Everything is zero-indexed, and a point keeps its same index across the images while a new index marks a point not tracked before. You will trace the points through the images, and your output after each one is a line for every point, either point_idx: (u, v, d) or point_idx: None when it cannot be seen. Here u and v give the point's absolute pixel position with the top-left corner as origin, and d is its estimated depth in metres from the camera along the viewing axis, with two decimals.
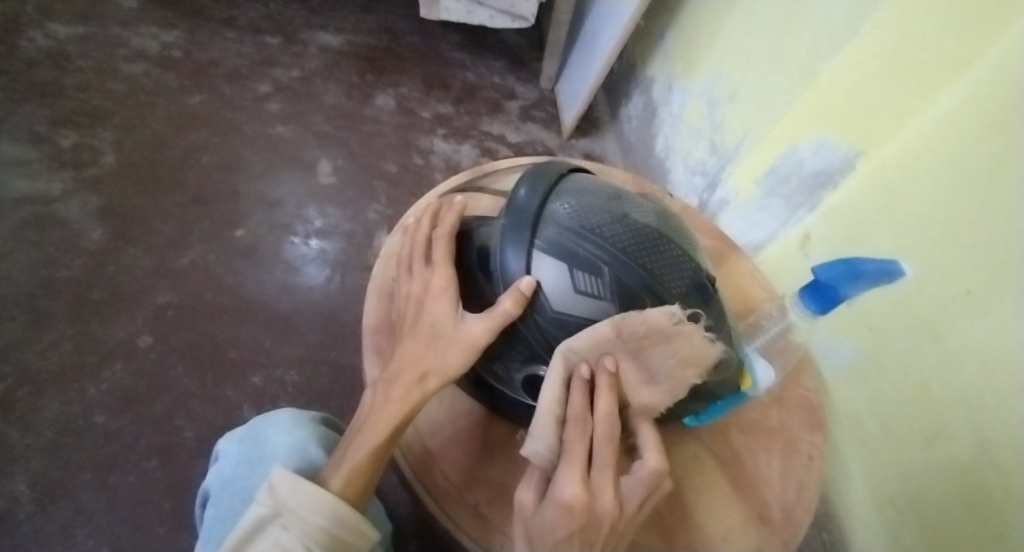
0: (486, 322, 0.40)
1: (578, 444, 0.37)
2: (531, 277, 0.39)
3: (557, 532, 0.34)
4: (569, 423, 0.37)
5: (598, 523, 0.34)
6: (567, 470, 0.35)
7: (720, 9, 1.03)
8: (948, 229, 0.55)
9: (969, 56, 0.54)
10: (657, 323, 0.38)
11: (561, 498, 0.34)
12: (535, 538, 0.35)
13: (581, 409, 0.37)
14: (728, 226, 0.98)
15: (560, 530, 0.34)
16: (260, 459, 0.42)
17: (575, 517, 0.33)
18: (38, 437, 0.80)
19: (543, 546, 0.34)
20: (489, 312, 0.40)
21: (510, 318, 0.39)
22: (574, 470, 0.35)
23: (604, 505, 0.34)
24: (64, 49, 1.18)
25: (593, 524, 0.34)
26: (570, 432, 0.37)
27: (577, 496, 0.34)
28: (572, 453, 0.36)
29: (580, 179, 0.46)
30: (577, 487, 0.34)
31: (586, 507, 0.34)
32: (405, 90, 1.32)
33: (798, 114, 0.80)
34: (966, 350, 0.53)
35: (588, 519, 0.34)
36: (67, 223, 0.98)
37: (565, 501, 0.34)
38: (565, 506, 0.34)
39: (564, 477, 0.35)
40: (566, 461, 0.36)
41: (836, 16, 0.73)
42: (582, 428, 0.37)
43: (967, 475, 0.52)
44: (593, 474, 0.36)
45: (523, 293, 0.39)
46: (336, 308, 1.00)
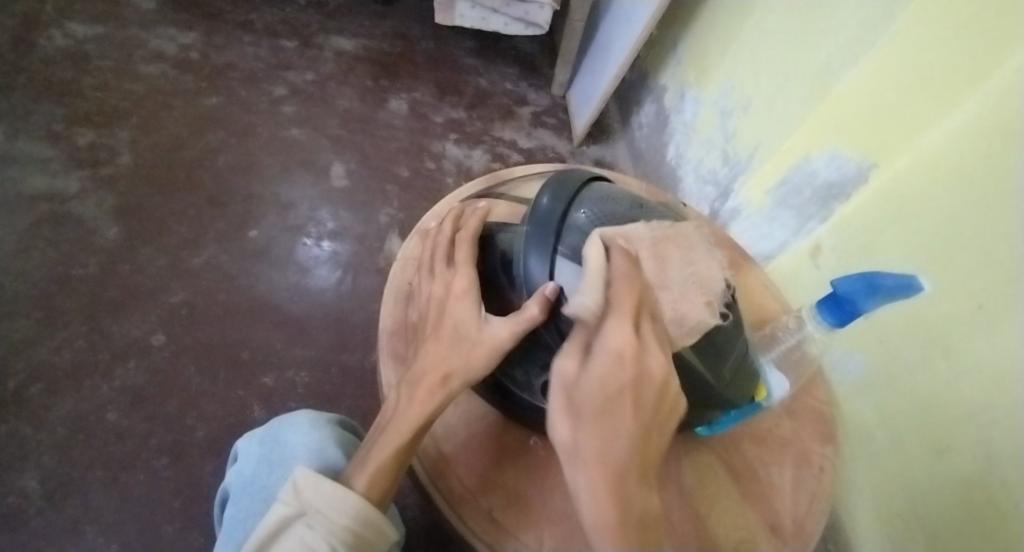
0: (510, 325, 0.40)
1: (627, 300, 0.37)
2: (553, 282, 0.39)
3: (607, 388, 0.35)
4: (617, 281, 0.37)
5: (647, 383, 0.36)
6: (615, 325, 0.36)
7: (734, 19, 1.04)
8: (960, 243, 0.55)
9: (983, 71, 0.54)
10: (682, 233, 0.43)
11: (607, 352, 0.36)
12: (589, 390, 0.35)
13: (628, 270, 0.37)
14: (739, 235, 0.98)
15: (611, 384, 0.35)
16: (280, 459, 0.42)
17: (625, 370, 0.35)
18: (50, 433, 0.81)
19: (596, 396, 0.35)
20: (512, 316, 0.40)
21: (535, 323, 0.39)
22: (623, 326, 0.36)
23: (652, 363, 0.36)
24: (83, 49, 1.19)
25: (644, 381, 0.36)
26: (620, 289, 0.37)
27: (625, 348, 0.35)
28: (621, 307, 0.36)
29: (601, 187, 0.46)
30: (626, 337, 0.36)
31: (634, 359, 0.35)
32: (419, 95, 1.33)
33: (812, 125, 0.81)
34: (977, 364, 0.53)
35: (638, 377, 0.35)
36: (83, 221, 0.99)
37: (614, 356, 0.35)
38: (614, 357, 0.35)
39: (615, 328, 0.36)
40: (614, 316, 0.37)
41: (850, 30, 0.73)
42: (633, 287, 0.37)
43: (976, 491, 0.52)
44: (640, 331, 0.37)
45: (548, 298, 0.39)
46: (347, 310, 1.01)
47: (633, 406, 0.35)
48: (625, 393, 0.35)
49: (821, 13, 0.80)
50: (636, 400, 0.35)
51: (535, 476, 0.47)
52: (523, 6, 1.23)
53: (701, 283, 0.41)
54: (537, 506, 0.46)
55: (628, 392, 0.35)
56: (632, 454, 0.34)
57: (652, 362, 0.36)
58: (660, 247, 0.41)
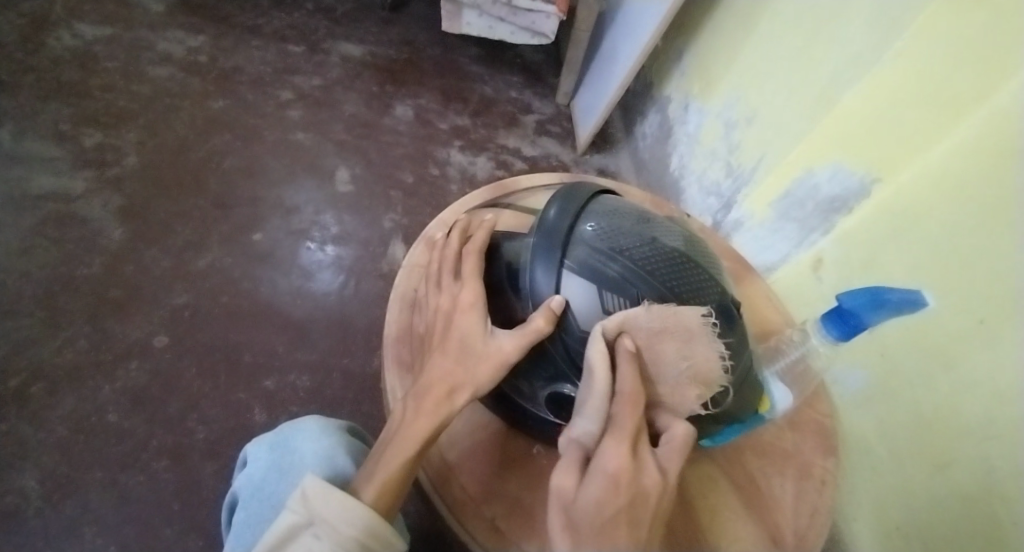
0: (516, 340, 0.41)
1: (628, 418, 0.36)
2: (560, 296, 0.40)
3: (605, 510, 0.32)
4: (620, 399, 0.37)
5: (644, 500, 0.34)
6: (613, 441, 0.35)
7: (738, 33, 1.05)
8: (962, 259, 0.55)
9: (985, 91, 0.55)
10: (686, 321, 0.38)
11: (604, 468, 0.34)
12: (578, 521, 0.33)
13: (633, 385, 0.37)
14: (742, 247, 0.99)
15: (608, 507, 0.32)
16: (290, 466, 0.42)
17: (622, 490, 0.33)
18: (50, 433, 0.81)
19: (586, 532, 0.32)
20: (518, 332, 0.41)
21: (542, 336, 0.40)
22: (622, 444, 0.35)
23: (649, 479, 0.35)
24: (91, 50, 1.20)
25: (641, 499, 0.34)
26: (622, 406, 0.37)
27: (622, 467, 0.34)
28: (623, 427, 0.36)
29: (608, 200, 0.46)
30: (623, 456, 0.34)
31: (632, 479, 0.34)
32: (424, 102, 1.34)
33: (816, 139, 0.81)
34: (978, 379, 0.53)
35: (634, 494, 0.33)
36: (89, 221, 0.99)
37: (613, 474, 0.33)
38: (611, 477, 0.33)
39: (610, 450, 0.34)
40: (612, 434, 0.36)
41: (855, 45, 0.74)
42: (635, 405, 0.37)
43: (976, 507, 0.52)
44: (638, 452, 0.36)
45: (554, 312, 0.40)
46: (350, 314, 1.01)
47: (631, 530, 0.32)
48: (620, 518, 0.32)
49: (825, 29, 0.81)
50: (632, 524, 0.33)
51: (538, 486, 0.47)
52: (530, 16, 1.24)
53: (697, 379, 0.38)
54: (540, 515, 0.46)
55: (625, 516, 0.33)
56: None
57: (648, 480, 0.35)
58: (658, 351, 0.38)
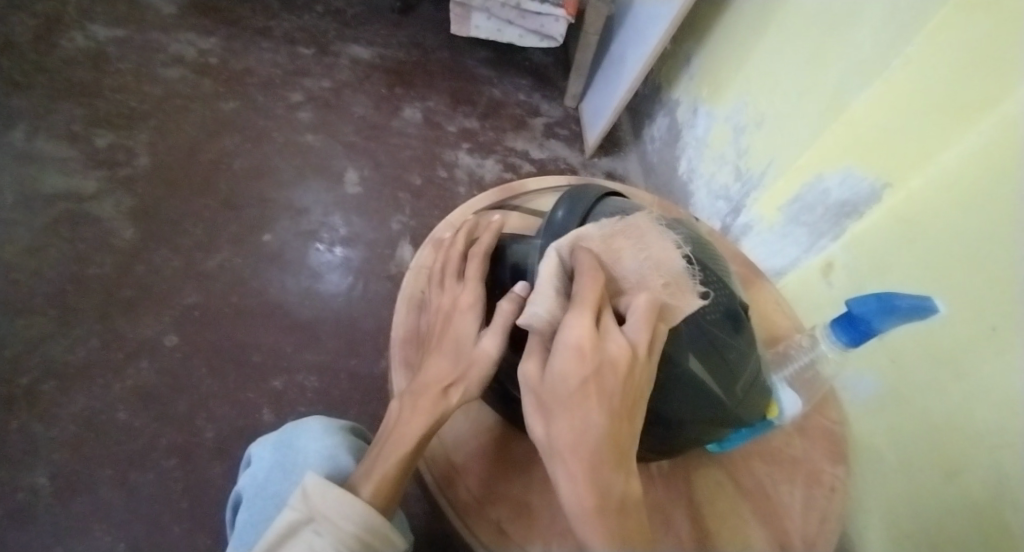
0: (498, 328, 0.41)
1: (588, 290, 0.35)
2: None
3: (569, 380, 0.33)
4: (580, 276, 0.36)
5: (611, 368, 0.33)
6: (576, 315, 0.33)
7: (748, 37, 1.04)
8: (972, 266, 0.55)
9: (996, 96, 0.54)
10: (635, 224, 0.42)
11: (566, 343, 0.33)
12: (549, 399, 0.34)
13: (591, 264, 0.36)
14: (751, 251, 0.98)
15: (571, 379, 0.33)
16: (293, 464, 0.43)
17: (587, 361, 0.33)
18: (61, 431, 0.81)
19: (557, 404, 0.33)
20: (499, 318, 0.41)
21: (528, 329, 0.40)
22: (585, 314, 0.33)
23: (614, 348, 0.33)
24: (104, 52, 1.21)
25: (606, 363, 0.33)
26: (582, 285, 0.35)
27: (583, 337, 0.33)
28: (583, 300, 0.34)
29: (617, 202, 0.46)
30: (584, 328, 0.33)
31: (596, 347, 0.33)
32: (433, 104, 1.34)
33: (826, 143, 0.81)
34: (989, 386, 0.52)
35: (599, 363, 0.33)
36: (101, 221, 1.00)
37: (571, 349, 0.33)
38: (575, 349, 0.33)
39: (572, 319, 0.33)
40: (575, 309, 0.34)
41: (865, 50, 0.74)
42: (596, 280, 0.35)
43: (984, 516, 0.51)
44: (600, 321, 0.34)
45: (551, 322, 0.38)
46: (357, 315, 1.01)
47: (599, 401, 0.33)
48: (585, 385, 0.33)
49: (836, 33, 0.81)
50: (601, 390, 0.33)
51: (543, 489, 0.47)
52: (539, 18, 1.25)
53: (659, 267, 0.39)
54: (544, 518, 0.45)
55: (591, 385, 0.33)
56: (604, 442, 0.33)
57: (617, 348, 0.34)
58: (617, 247, 0.40)
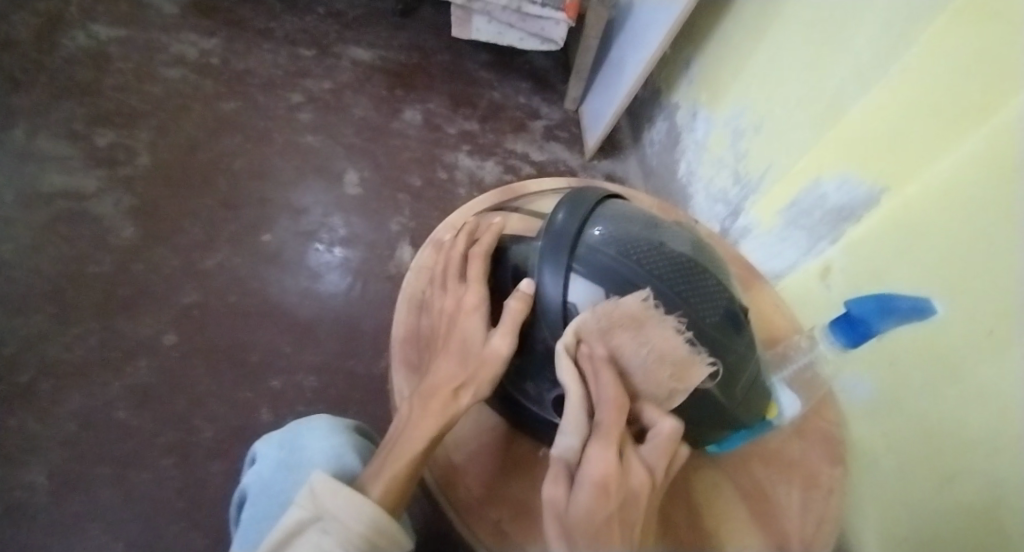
0: (506, 329, 0.41)
1: (612, 423, 0.36)
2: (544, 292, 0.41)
3: (597, 517, 0.33)
4: (602, 403, 0.36)
5: (634, 503, 0.35)
6: (600, 447, 0.35)
7: (747, 41, 1.05)
8: (968, 271, 0.55)
9: (993, 103, 0.55)
10: (629, 310, 0.38)
11: (590, 480, 0.34)
12: (571, 530, 0.33)
13: (613, 388, 0.36)
14: (750, 254, 0.99)
15: (599, 516, 0.33)
16: (298, 463, 0.42)
17: (613, 497, 0.34)
18: (58, 429, 0.81)
19: (580, 541, 0.33)
20: (506, 319, 0.41)
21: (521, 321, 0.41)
22: (609, 450, 0.35)
23: (638, 480, 0.35)
24: (105, 51, 1.22)
25: (629, 504, 0.35)
26: (604, 404, 0.36)
27: (611, 476, 0.34)
28: (607, 434, 0.35)
29: (616, 205, 0.46)
30: (609, 460, 0.34)
31: (620, 484, 0.34)
32: (433, 106, 1.34)
33: (824, 148, 0.81)
34: (985, 390, 0.53)
35: (624, 499, 0.34)
36: (100, 219, 1.00)
37: (598, 485, 0.33)
38: (601, 486, 0.33)
39: (597, 454, 0.34)
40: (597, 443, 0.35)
41: (864, 55, 0.74)
42: (618, 410, 0.36)
43: (979, 519, 0.51)
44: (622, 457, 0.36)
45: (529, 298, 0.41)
46: (356, 316, 1.01)
47: (621, 533, 0.34)
48: (613, 521, 0.33)
49: (834, 37, 0.81)
50: (623, 523, 0.34)
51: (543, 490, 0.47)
52: (539, 22, 1.25)
53: (663, 360, 0.37)
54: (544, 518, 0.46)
55: (617, 522, 0.34)
56: None
57: (638, 482, 0.35)
58: (621, 344, 0.37)
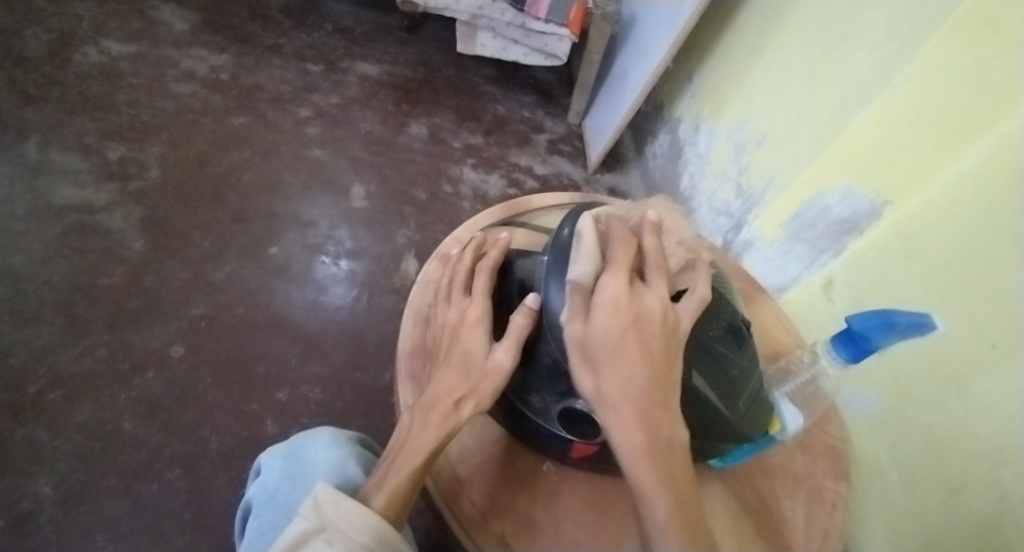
0: (510, 342, 0.42)
1: (622, 253, 0.39)
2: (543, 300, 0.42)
3: (613, 330, 0.37)
4: (614, 243, 0.40)
5: (648, 319, 0.37)
6: (612, 275, 0.38)
7: (749, 56, 1.06)
8: (974, 285, 0.56)
9: (995, 117, 0.55)
10: (644, 211, 0.46)
11: (604, 299, 0.37)
12: (593, 347, 0.37)
13: (623, 234, 0.41)
14: (752, 267, 0.99)
15: (616, 328, 0.37)
16: (302, 474, 0.43)
17: (625, 309, 0.37)
18: (67, 440, 0.82)
19: (601, 351, 0.37)
20: (510, 333, 0.42)
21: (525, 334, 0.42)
22: (620, 275, 0.38)
23: (649, 301, 0.38)
24: (117, 66, 1.24)
25: (643, 317, 0.37)
26: (615, 243, 0.40)
27: (621, 294, 0.37)
28: (618, 262, 0.39)
29: (621, 221, 0.47)
30: (620, 283, 0.38)
31: (631, 301, 0.37)
32: (438, 120, 1.36)
33: (827, 161, 0.82)
34: (990, 403, 0.53)
35: (635, 314, 0.37)
36: (110, 232, 1.02)
37: (610, 301, 0.37)
38: (613, 301, 0.37)
39: (609, 278, 0.38)
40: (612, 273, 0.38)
41: (866, 71, 0.75)
42: (628, 246, 0.40)
43: (986, 533, 0.51)
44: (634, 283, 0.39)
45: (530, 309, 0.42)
46: (362, 328, 1.02)
47: (638, 347, 0.37)
48: (628, 333, 0.37)
49: (836, 53, 0.82)
50: (641, 338, 0.37)
51: (546, 503, 0.48)
52: (543, 38, 1.27)
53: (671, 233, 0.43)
54: (547, 531, 0.46)
55: (634, 332, 0.37)
56: (648, 385, 0.36)
57: (652, 304, 0.38)
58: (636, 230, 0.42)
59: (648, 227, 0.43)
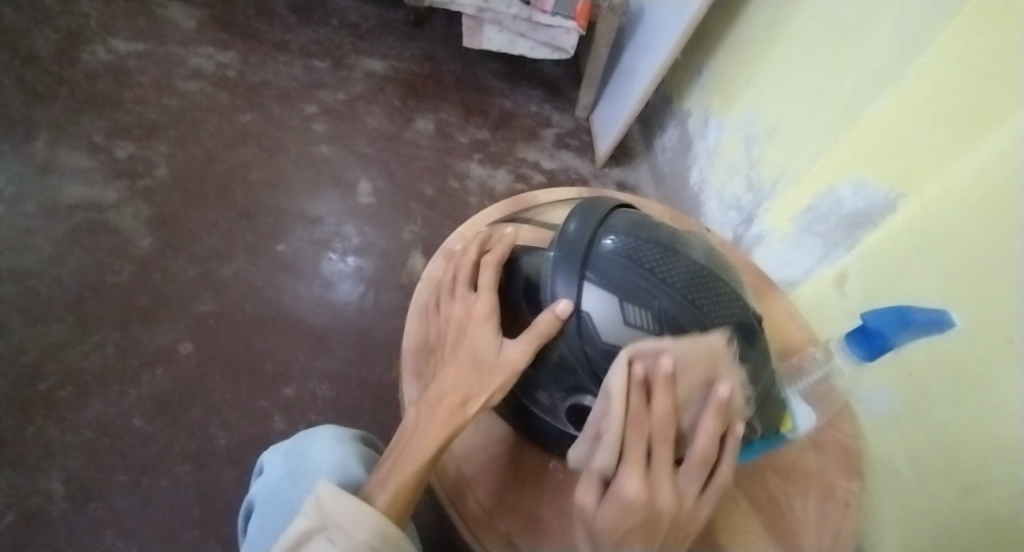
0: (526, 341, 0.41)
1: (637, 443, 0.37)
2: (568, 301, 0.40)
3: (619, 532, 0.34)
4: (631, 429, 0.37)
5: (656, 522, 0.35)
6: (632, 470, 0.36)
7: (760, 47, 1.04)
8: (991, 280, 0.54)
9: (1011, 103, 0.53)
10: (713, 348, 0.38)
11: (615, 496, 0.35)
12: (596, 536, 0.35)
13: (664, 413, 0.37)
14: (763, 262, 0.98)
15: (621, 530, 0.34)
16: (303, 472, 0.42)
17: (635, 518, 0.34)
18: (77, 437, 0.83)
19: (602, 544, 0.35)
20: (529, 332, 0.41)
21: (544, 338, 0.41)
22: (636, 474, 0.35)
23: (664, 499, 0.35)
24: (125, 65, 1.24)
25: (668, 446, 0.37)
26: (633, 436, 0.37)
27: (637, 503, 0.34)
28: (634, 455, 0.36)
29: (628, 215, 0.46)
30: (639, 488, 0.35)
31: (646, 503, 0.35)
32: (445, 115, 1.35)
33: (839, 154, 0.81)
34: (1007, 401, 0.51)
35: (646, 516, 0.35)
36: (119, 230, 1.02)
37: (633, 419, 0.37)
38: (628, 504, 0.34)
39: (627, 474, 0.35)
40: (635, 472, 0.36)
41: (879, 61, 0.74)
42: (641, 434, 0.37)
43: (1004, 532, 0.50)
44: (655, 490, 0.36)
45: (558, 314, 0.40)
46: (369, 324, 1.02)
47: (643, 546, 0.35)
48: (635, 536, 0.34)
49: (849, 42, 0.80)
50: (646, 539, 0.35)
51: (553, 500, 0.47)
52: (550, 31, 1.26)
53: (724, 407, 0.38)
54: (552, 530, 0.46)
55: (639, 533, 0.34)
56: None
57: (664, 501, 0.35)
58: (703, 372, 0.37)
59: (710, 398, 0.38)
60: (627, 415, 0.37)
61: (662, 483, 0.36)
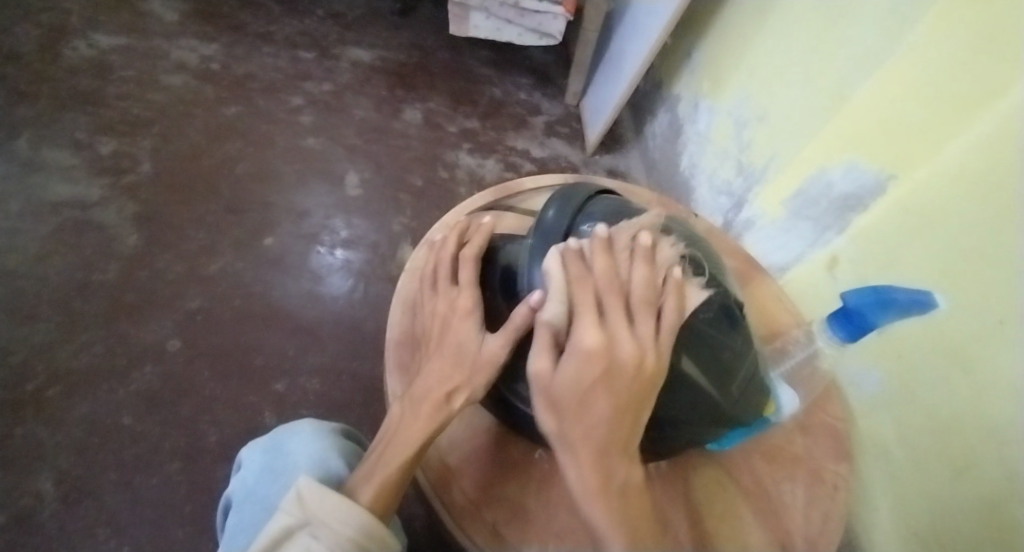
0: (504, 337, 0.40)
1: (586, 298, 0.38)
2: (542, 291, 0.40)
3: (582, 380, 0.36)
4: (578, 288, 0.39)
5: (620, 370, 0.36)
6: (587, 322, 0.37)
7: (750, 28, 1.03)
8: (983, 261, 0.53)
9: (1003, 82, 0.53)
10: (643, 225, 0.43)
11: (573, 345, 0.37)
12: (561, 394, 0.36)
13: (602, 271, 0.39)
14: (754, 246, 0.97)
15: (583, 379, 0.36)
16: (283, 469, 0.42)
17: (595, 364, 0.36)
18: (67, 436, 0.82)
19: (567, 400, 0.36)
20: (506, 328, 0.40)
21: (525, 333, 0.40)
22: (589, 326, 0.37)
23: (623, 349, 0.36)
24: (106, 59, 1.22)
25: (615, 298, 0.39)
26: (580, 293, 0.38)
27: (594, 344, 0.36)
28: (584, 308, 0.38)
29: (608, 202, 0.46)
30: (595, 337, 0.37)
31: (605, 352, 0.36)
32: (433, 105, 1.34)
33: (829, 135, 0.80)
34: (998, 381, 0.51)
35: (608, 364, 0.36)
36: (104, 228, 1.01)
37: (576, 278, 0.39)
38: (586, 353, 0.36)
39: (581, 327, 0.37)
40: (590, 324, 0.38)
41: (868, 40, 0.73)
42: (589, 289, 0.39)
43: (998, 511, 0.50)
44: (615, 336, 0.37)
45: (533, 308, 0.39)
46: (359, 317, 1.01)
47: (607, 392, 0.36)
48: (598, 384, 0.36)
49: (838, 22, 0.79)
50: (610, 384, 0.36)
51: (539, 490, 0.47)
52: (537, 17, 1.24)
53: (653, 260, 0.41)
54: (538, 519, 0.45)
55: (600, 380, 0.36)
56: (615, 429, 0.36)
57: (625, 349, 0.36)
58: (629, 239, 0.41)
59: (641, 249, 0.40)
60: (569, 277, 0.39)
61: (612, 325, 0.38)
